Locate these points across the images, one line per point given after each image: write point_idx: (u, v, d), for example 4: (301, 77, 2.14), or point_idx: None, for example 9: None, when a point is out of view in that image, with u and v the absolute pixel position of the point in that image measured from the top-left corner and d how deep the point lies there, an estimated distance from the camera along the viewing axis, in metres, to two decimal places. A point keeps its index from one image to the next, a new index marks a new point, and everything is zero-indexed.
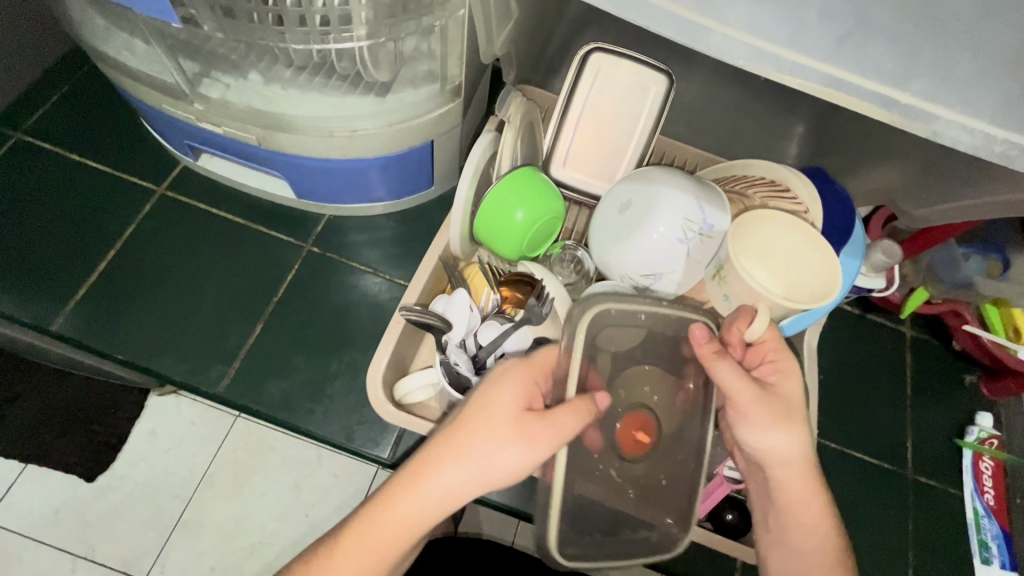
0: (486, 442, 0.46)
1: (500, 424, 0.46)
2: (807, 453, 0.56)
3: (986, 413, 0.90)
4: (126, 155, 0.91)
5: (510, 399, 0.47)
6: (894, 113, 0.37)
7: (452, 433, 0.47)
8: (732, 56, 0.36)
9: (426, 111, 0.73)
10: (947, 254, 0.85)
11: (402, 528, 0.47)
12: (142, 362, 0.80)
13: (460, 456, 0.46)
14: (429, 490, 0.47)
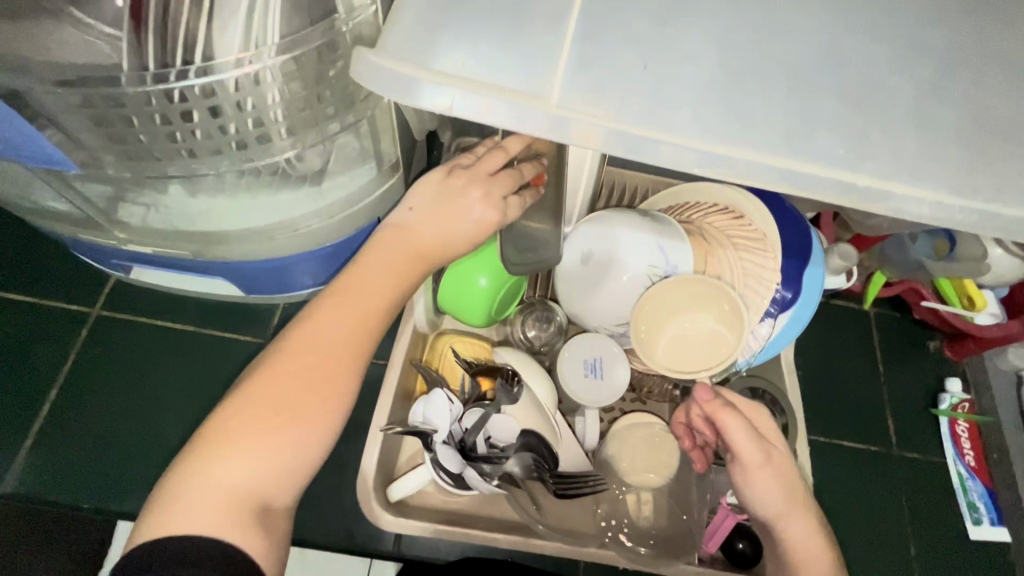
0: (447, 232, 0.55)
1: (463, 227, 0.55)
2: (801, 492, 0.55)
3: (954, 377, 0.94)
4: (48, 280, 0.84)
5: (480, 209, 0.55)
6: (856, 197, 0.33)
7: (420, 232, 0.55)
8: (684, 165, 0.34)
9: (366, 194, 0.70)
10: (895, 240, 0.87)
11: (368, 318, 0.53)
12: (108, 505, 0.74)
13: (428, 244, 0.55)
14: (391, 279, 0.54)
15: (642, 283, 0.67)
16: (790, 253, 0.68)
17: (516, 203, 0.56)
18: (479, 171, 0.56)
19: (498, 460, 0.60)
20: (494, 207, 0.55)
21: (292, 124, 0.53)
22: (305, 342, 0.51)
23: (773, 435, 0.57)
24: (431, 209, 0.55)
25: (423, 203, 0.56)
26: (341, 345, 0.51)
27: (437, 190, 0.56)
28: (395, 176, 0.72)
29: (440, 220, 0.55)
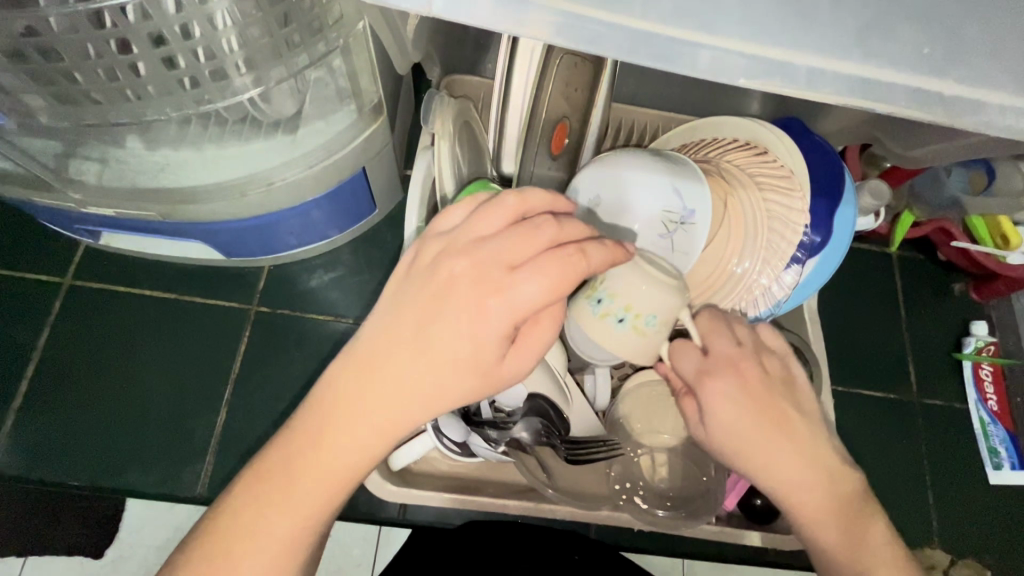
0: (433, 355, 0.37)
1: (456, 358, 0.37)
2: (797, 468, 0.47)
3: (982, 321, 0.90)
4: (8, 251, 0.77)
5: (483, 336, 0.37)
6: (940, 107, 0.33)
7: (393, 372, 0.37)
8: (728, 75, 0.32)
9: (346, 141, 0.63)
10: (929, 174, 0.80)
11: (327, 495, 0.38)
12: (103, 483, 0.71)
13: (408, 392, 0.37)
14: (353, 440, 0.37)
15: (655, 232, 0.60)
16: (821, 192, 0.61)
17: (538, 285, 0.36)
18: (478, 252, 0.37)
19: (504, 425, 0.57)
20: (505, 303, 0.36)
21: (250, 55, 0.46)
22: (250, 539, 0.38)
23: (721, 415, 0.48)
24: (408, 334, 0.37)
25: (395, 324, 0.38)
26: (297, 538, 0.39)
27: (418, 300, 0.38)
28: (379, 118, 0.64)
29: (421, 355, 0.37)
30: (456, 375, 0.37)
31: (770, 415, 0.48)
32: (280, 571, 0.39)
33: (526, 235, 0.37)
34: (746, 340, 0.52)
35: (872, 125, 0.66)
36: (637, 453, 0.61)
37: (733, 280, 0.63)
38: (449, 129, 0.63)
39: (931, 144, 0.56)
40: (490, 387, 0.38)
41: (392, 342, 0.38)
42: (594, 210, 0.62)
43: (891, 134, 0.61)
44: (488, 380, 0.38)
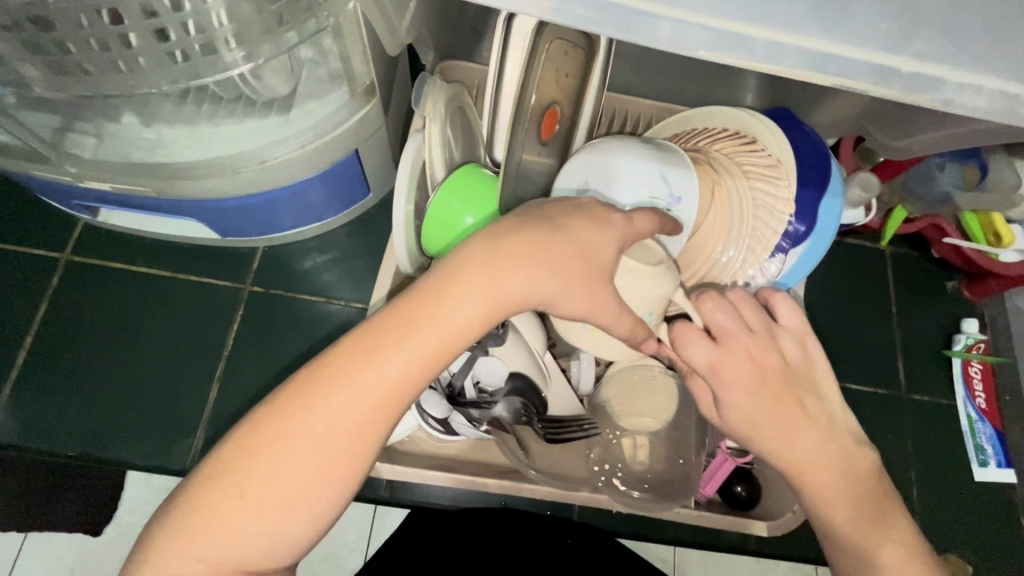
0: (523, 272, 0.41)
1: (580, 251, 0.42)
2: (803, 454, 0.46)
3: (972, 318, 0.90)
4: (9, 225, 0.79)
5: (607, 242, 0.43)
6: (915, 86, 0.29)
7: (524, 250, 0.41)
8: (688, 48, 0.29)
9: (338, 121, 0.64)
10: (923, 169, 0.80)
11: (425, 364, 0.40)
12: (95, 453, 0.73)
13: (527, 271, 0.41)
14: (465, 309, 0.40)
15: None
16: (806, 182, 0.62)
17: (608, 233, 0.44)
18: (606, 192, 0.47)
19: (485, 404, 0.58)
20: (585, 239, 0.43)
21: (240, 29, 0.47)
22: (347, 382, 0.39)
23: (736, 405, 0.46)
24: (543, 222, 0.43)
25: (530, 215, 0.43)
26: (387, 398, 0.40)
27: (555, 205, 0.45)
28: (372, 100, 0.65)
29: (558, 241, 0.42)
30: (574, 270, 0.42)
31: (784, 402, 0.46)
32: (362, 426, 0.39)
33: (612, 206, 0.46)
34: (758, 324, 0.48)
35: (862, 116, 0.66)
36: (615, 436, 0.62)
37: (718, 269, 0.63)
38: (440, 112, 0.64)
39: (915, 136, 0.56)
40: (591, 300, 0.43)
41: (528, 225, 0.43)
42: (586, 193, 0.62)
43: (879, 126, 0.62)
44: (596, 287, 0.43)
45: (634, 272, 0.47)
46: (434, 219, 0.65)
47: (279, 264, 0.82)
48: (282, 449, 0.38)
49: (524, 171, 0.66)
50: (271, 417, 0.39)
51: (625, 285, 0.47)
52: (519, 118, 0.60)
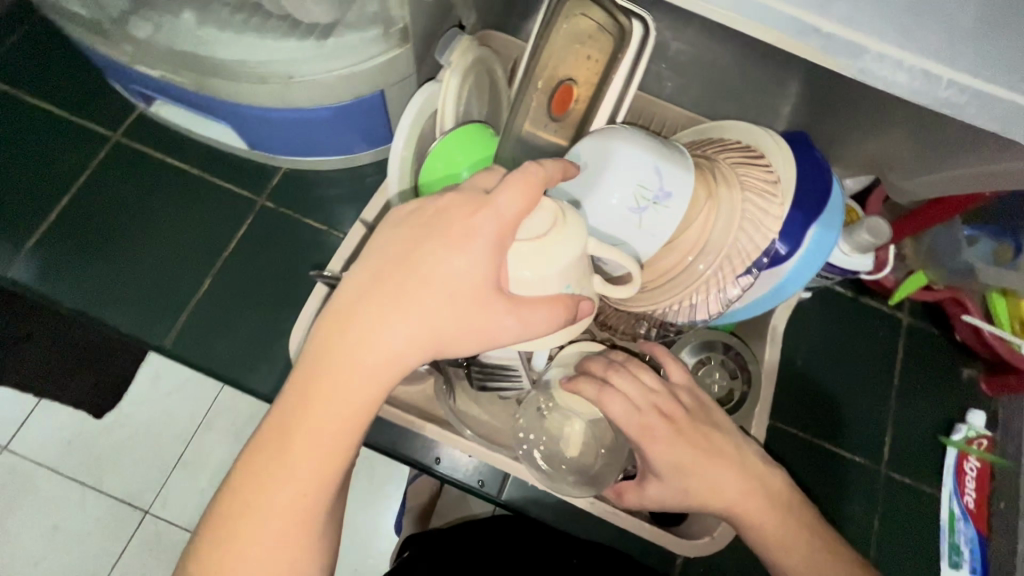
0: (412, 322, 0.40)
1: (449, 287, 0.39)
2: (735, 491, 0.53)
3: (980, 410, 0.84)
4: (77, 96, 0.88)
5: (476, 261, 0.39)
6: (820, 44, 0.34)
7: (381, 302, 0.40)
8: None
9: (368, 57, 0.67)
10: (949, 235, 0.75)
11: (333, 429, 0.41)
12: (91, 314, 0.80)
13: (401, 324, 0.39)
14: (352, 372, 0.40)
15: (627, 204, 0.58)
16: (800, 203, 0.61)
17: (466, 250, 0.39)
18: (461, 196, 0.41)
19: None
20: (465, 267, 0.39)
21: None
22: (275, 479, 0.41)
23: (659, 458, 0.53)
24: (399, 267, 0.40)
25: (385, 258, 0.41)
26: (314, 473, 0.41)
27: (406, 233, 0.41)
28: (404, 45, 0.68)
29: (422, 285, 0.40)
30: (450, 305, 0.40)
31: (700, 448, 0.53)
32: (310, 508, 0.42)
33: (477, 206, 0.40)
34: (655, 385, 0.54)
35: (889, 158, 0.63)
36: (551, 404, 0.63)
37: (689, 273, 0.62)
38: (464, 64, 0.67)
39: (949, 170, 0.53)
40: (485, 321, 0.41)
41: (384, 276, 0.40)
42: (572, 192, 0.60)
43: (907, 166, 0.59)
44: (482, 308, 0.40)
45: (524, 248, 0.41)
46: (435, 170, 0.66)
47: (298, 187, 0.87)
48: (236, 550, 0.41)
49: (528, 141, 0.71)
50: (222, 536, 0.41)
51: (534, 272, 0.42)
52: (524, 75, 0.66)
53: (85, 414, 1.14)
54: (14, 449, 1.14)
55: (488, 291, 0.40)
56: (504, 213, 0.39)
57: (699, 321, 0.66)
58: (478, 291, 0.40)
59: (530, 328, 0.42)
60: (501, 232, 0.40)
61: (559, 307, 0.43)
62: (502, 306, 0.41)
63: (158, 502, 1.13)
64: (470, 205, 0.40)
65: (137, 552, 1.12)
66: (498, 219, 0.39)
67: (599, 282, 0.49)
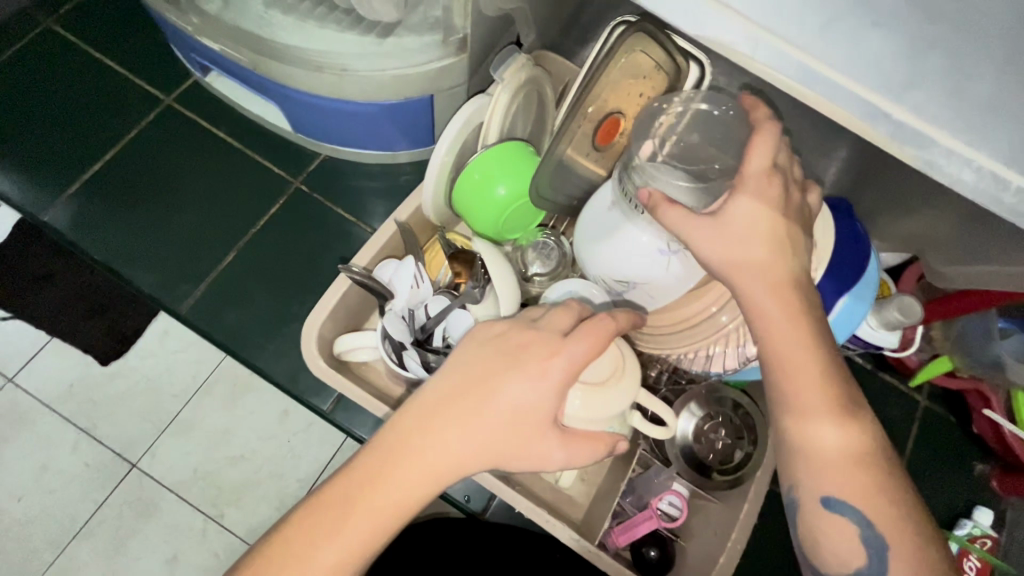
0: (477, 438, 0.44)
1: (518, 412, 0.45)
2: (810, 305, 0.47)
3: (987, 508, 0.81)
4: (137, 55, 0.90)
5: (545, 393, 0.45)
6: (887, 131, 0.34)
7: (458, 412, 0.45)
8: (711, 36, 0.34)
9: (424, 60, 0.68)
10: (983, 325, 0.72)
11: (384, 518, 0.44)
12: (115, 267, 0.82)
13: (469, 437, 0.44)
14: (417, 471, 0.44)
15: (660, 245, 0.57)
16: (835, 271, 0.60)
17: (534, 381, 0.45)
18: (539, 331, 0.47)
19: (444, 352, 0.61)
20: (532, 397, 0.45)
21: None
22: (317, 551, 0.43)
23: (751, 213, 0.47)
24: (478, 384, 0.46)
25: (466, 376, 0.46)
26: (351, 557, 0.43)
27: (484, 356, 0.47)
28: (460, 55, 0.69)
29: (492, 408, 0.45)
30: (515, 431, 0.45)
31: (780, 234, 0.47)
32: None
33: (552, 345, 0.47)
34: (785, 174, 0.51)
35: (931, 239, 0.62)
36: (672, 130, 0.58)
37: (710, 324, 0.62)
38: (516, 83, 0.66)
39: (998, 263, 0.52)
40: (538, 450, 0.45)
41: (463, 391, 0.46)
42: (609, 231, 0.60)
43: (951, 251, 0.58)
44: (540, 435, 0.45)
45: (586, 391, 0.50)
46: (471, 179, 0.68)
47: (334, 175, 0.88)
48: None
49: (566, 168, 0.69)
50: None
51: (585, 408, 0.49)
52: (574, 103, 0.64)
53: (92, 358, 1.15)
54: (19, 382, 1.16)
55: (546, 423, 0.46)
56: (575, 357, 0.46)
57: (713, 373, 0.65)
58: (538, 420, 0.45)
59: (572, 461, 0.47)
60: (570, 374, 0.46)
61: (598, 444, 0.48)
62: (556, 438, 0.46)
63: (149, 455, 1.14)
64: (544, 341, 0.47)
65: (118, 503, 1.12)
66: (569, 360, 0.46)
67: (639, 420, 0.55)
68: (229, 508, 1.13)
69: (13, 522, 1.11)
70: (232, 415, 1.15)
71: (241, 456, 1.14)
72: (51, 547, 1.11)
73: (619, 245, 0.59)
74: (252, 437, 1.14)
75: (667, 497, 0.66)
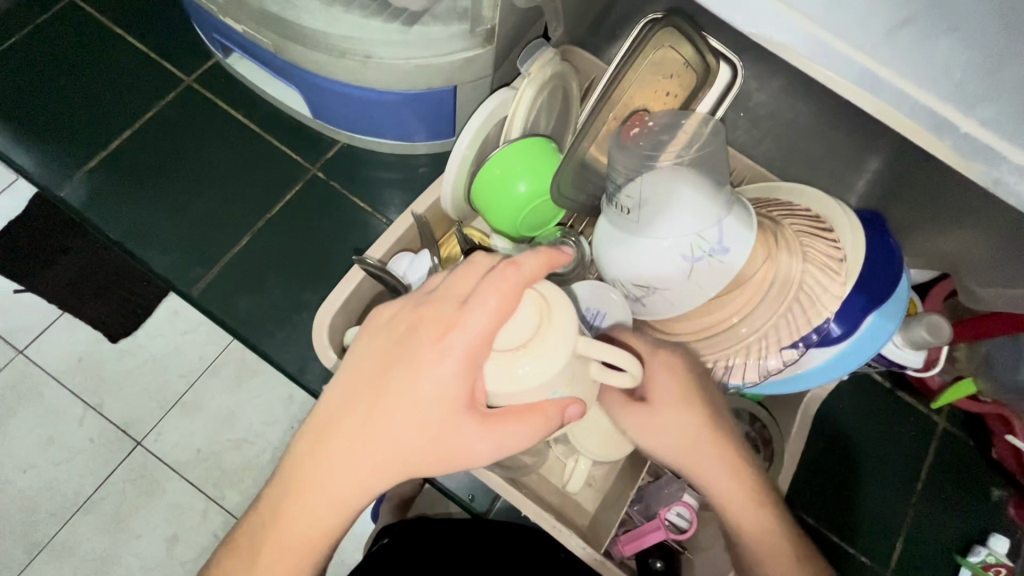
0: (381, 443, 0.40)
1: (423, 401, 0.39)
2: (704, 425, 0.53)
3: (1003, 537, 0.79)
4: (159, 33, 0.89)
5: (448, 376, 0.39)
6: (952, 142, 0.33)
7: (355, 416, 0.41)
8: (773, 40, 0.34)
9: (448, 50, 0.67)
10: (1011, 349, 0.70)
11: (310, 534, 0.43)
12: (128, 246, 0.81)
13: (377, 435, 0.40)
14: (334, 473, 0.41)
15: (682, 251, 0.56)
16: (864, 285, 0.59)
17: (434, 369, 0.39)
18: (433, 307, 0.40)
19: None
20: (434, 386, 0.39)
21: None
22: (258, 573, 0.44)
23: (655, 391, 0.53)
24: (375, 378, 0.40)
25: (360, 372, 0.41)
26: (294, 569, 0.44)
27: (377, 348, 0.41)
28: (487, 47, 0.67)
29: (391, 407, 0.40)
30: (424, 427, 0.40)
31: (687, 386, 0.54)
32: None
33: (449, 323, 0.39)
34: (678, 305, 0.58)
35: (965, 258, 0.60)
36: (663, 131, 0.62)
37: (731, 334, 0.61)
38: (542, 77, 0.65)
39: None
40: (456, 440, 0.40)
41: (364, 385, 0.41)
42: (624, 230, 0.58)
43: (986, 272, 0.56)
44: (452, 426, 0.40)
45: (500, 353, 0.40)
46: (491, 176, 0.67)
47: (351, 163, 0.87)
48: None
49: (588, 168, 0.68)
50: None
51: (522, 373, 0.40)
52: (600, 101, 0.63)
53: (101, 335, 1.16)
54: (28, 355, 1.15)
55: (461, 411, 0.40)
56: (474, 334, 0.38)
57: (732, 385, 0.64)
58: (449, 411, 0.39)
59: (511, 447, 0.41)
60: (478, 354, 0.39)
61: (536, 423, 0.41)
62: (474, 424, 0.40)
63: (153, 434, 1.14)
64: (439, 319, 0.39)
65: (121, 480, 1.13)
66: (465, 335, 0.38)
67: (599, 372, 0.44)
68: (230, 491, 1.13)
69: (16, 494, 1.11)
70: (237, 398, 1.15)
71: (244, 439, 1.14)
72: (53, 520, 1.11)
73: (630, 250, 0.58)
74: (255, 421, 1.14)
75: (675, 509, 0.66)
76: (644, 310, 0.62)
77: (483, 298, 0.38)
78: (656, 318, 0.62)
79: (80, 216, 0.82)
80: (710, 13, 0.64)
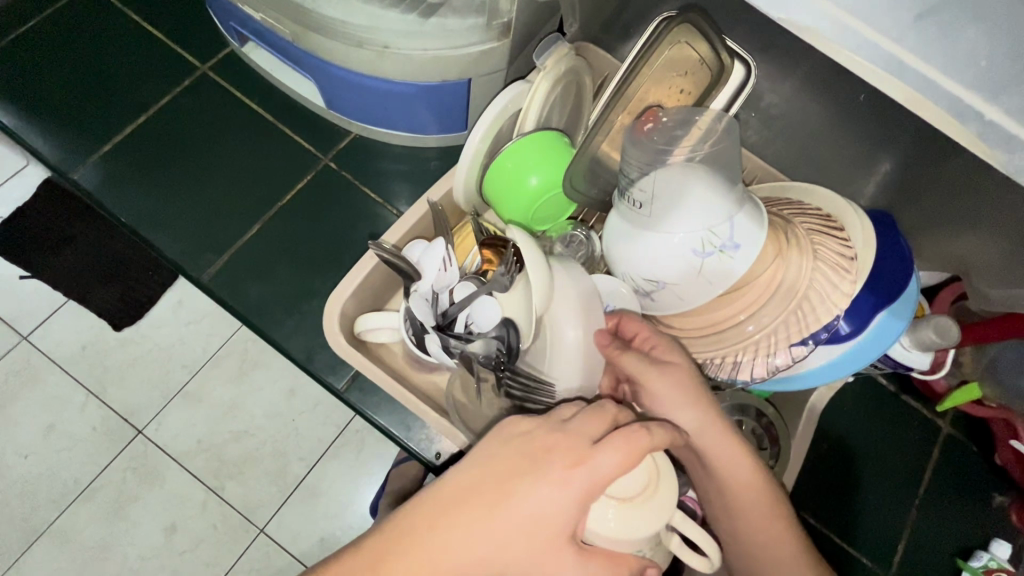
0: (485, 549, 0.43)
1: (538, 517, 0.44)
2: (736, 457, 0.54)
3: (1004, 543, 0.79)
4: (175, 22, 0.90)
5: (567, 504, 0.44)
6: (974, 129, 0.34)
7: (470, 514, 0.44)
8: (800, 26, 0.34)
9: (465, 43, 0.67)
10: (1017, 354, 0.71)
11: None
12: (139, 230, 0.82)
13: (486, 535, 0.43)
14: (428, 560, 0.43)
15: (692, 246, 0.56)
16: (872, 286, 0.59)
17: (549, 493, 0.44)
18: (568, 436, 0.46)
19: (466, 338, 0.59)
20: (552, 512, 0.44)
21: None
22: None
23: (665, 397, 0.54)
24: (499, 485, 0.45)
25: (485, 472, 0.45)
26: None
27: (509, 455, 0.46)
28: (503, 40, 0.68)
29: (508, 516, 0.44)
30: (530, 542, 0.44)
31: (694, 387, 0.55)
32: None
33: (580, 457, 0.45)
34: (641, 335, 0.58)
35: (974, 260, 0.60)
36: (677, 128, 0.63)
37: (738, 331, 0.61)
38: (557, 71, 0.65)
39: None
40: (553, 565, 0.44)
41: (486, 486, 0.45)
42: (635, 229, 0.59)
43: (994, 274, 0.57)
44: (554, 551, 0.44)
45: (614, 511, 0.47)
46: (504, 169, 0.67)
47: (363, 155, 0.88)
48: None
49: (600, 162, 0.69)
50: None
51: (618, 524, 0.47)
52: (614, 96, 0.64)
53: (106, 323, 1.16)
54: (33, 341, 1.16)
55: (567, 538, 0.44)
56: (603, 476, 0.45)
57: (739, 381, 0.64)
58: (556, 537, 0.44)
59: None
60: (597, 491, 0.44)
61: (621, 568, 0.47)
62: (572, 555, 0.44)
63: (155, 422, 1.15)
64: (572, 449, 0.45)
65: (121, 468, 1.13)
66: (592, 472, 0.44)
67: (677, 545, 0.51)
68: (230, 482, 1.13)
69: (15, 480, 1.11)
70: (240, 388, 1.16)
71: (245, 431, 1.14)
72: (52, 507, 1.11)
73: (641, 248, 0.58)
74: (258, 412, 1.15)
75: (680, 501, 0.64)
76: (653, 304, 0.62)
77: (614, 450, 0.45)
78: (665, 312, 0.63)
79: (91, 200, 0.83)
80: (725, 13, 0.65)
